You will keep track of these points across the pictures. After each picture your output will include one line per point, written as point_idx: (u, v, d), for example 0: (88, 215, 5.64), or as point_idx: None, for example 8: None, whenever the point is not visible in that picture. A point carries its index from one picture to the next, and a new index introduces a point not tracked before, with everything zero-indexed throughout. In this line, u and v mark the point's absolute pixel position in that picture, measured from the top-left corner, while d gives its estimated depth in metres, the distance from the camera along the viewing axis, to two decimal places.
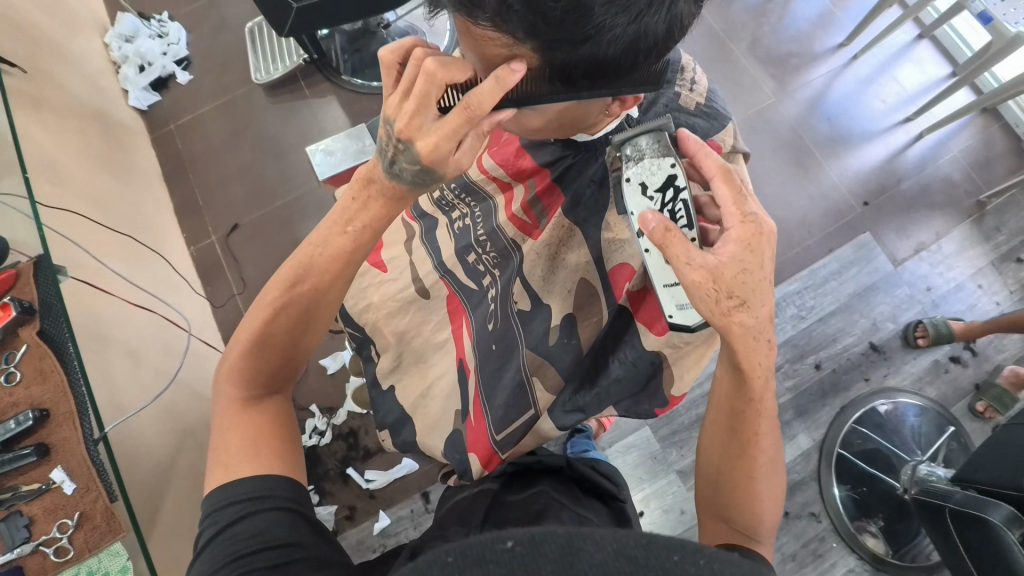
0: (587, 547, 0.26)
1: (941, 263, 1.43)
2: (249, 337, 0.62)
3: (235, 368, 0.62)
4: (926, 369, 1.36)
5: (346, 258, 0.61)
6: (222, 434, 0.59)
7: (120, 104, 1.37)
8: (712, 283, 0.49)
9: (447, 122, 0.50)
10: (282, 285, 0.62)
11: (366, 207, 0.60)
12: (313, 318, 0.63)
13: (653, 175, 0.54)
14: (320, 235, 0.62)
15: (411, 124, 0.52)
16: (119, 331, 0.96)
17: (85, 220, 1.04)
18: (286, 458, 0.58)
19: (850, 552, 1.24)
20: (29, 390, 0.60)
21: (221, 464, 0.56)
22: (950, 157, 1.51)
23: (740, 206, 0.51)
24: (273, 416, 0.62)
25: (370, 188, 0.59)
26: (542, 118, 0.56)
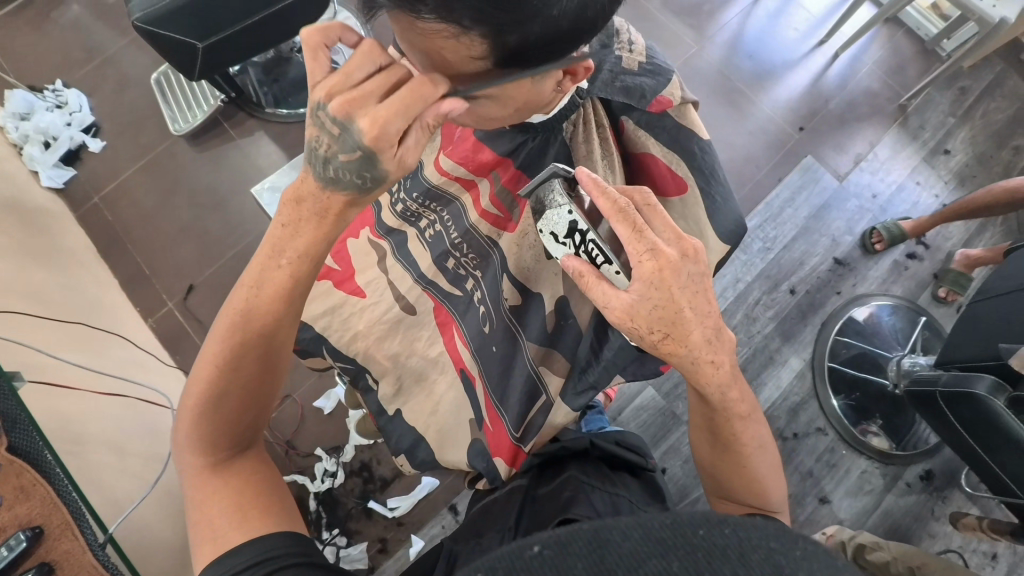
0: (614, 537, 0.26)
1: (880, 170, 1.51)
2: (202, 398, 0.56)
3: (195, 435, 0.56)
4: (889, 270, 1.44)
5: (289, 293, 0.56)
6: (200, 505, 0.54)
7: (32, 186, 1.26)
8: (631, 321, 0.48)
9: (401, 96, 0.47)
10: (223, 335, 0.56)
11: (300, 235, 0.54)
12: (269, 362, 0.58)
13: (556, 224, 0.56)
14: (252, 274, 0.56)
15: (351, 100, 0.47)
16: (94, 426, 0.90)
17: (32, 316, 0.96)
18: (278, 515, 0.55)
19: (860, 454, 1.31)
20: (13, 512, 0.55)
21: (208, 537, 0.52)
22: (866, 70, 1.59)
23: (638, 243, 0.47)
24: (251, 474, 0.57)
25: (300, 208, 0.54)
26: (497, 106, 0.56)
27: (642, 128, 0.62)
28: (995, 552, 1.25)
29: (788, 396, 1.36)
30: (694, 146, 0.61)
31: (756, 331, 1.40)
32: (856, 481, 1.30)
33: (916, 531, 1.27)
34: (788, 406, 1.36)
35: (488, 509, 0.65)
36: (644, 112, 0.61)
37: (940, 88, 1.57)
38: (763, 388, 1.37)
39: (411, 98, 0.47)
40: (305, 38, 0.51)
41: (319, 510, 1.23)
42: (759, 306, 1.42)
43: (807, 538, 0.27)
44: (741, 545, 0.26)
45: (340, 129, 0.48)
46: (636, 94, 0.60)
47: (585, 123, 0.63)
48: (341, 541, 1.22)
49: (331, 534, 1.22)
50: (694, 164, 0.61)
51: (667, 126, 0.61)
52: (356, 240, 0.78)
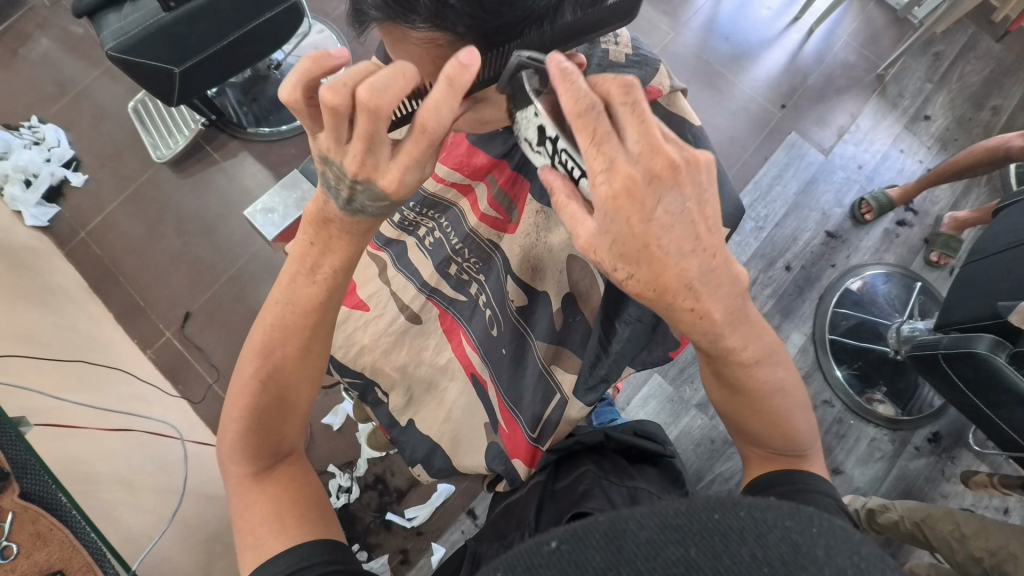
0: (631, 527, 0.26)
1: (864, 140, 1.53)
2: (242, 405, 0.56)
3: (236, 444, 0.56)
4: (880, 239, 1.46)
5: (323, 303, 0.55)
6: (242, 514, 0.54)
7: (16, 226, 1.24)
8: (595, 253, 0.42)
9: (407, 153, 0.44)
10: (262, 342, 0.56)
11: (326, 245, 0.53)
12: (307, 367, 0.58)
13: (528, 130, 0.47)
14: (284, 284, 0.56)
15: (364, 163, 0.45)
16: (102, 463, 0.89)
17: (31, 357, 0.94)
18: (316, 524, 0.54)
19: (867, 423, 1.33)
20: (32, 559, 0.54)
21: (249, 547, 0.51)
22: (842, 43, 1.60)
23: (598, 153, 0.39)
24: (292, 481, 0.57)
25: (329, 228, 0.52)
26: (496, 110, 0.57)
27: None
28: (1007, 506, 1.27)
29: None
30: (687, 132, 0.61)
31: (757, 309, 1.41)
32: (866, 449, 1.32)
33: (928, 492, 1.29)
34: None
35: (509, 510, 0.65)
36: None
37: (915, 55, 1.59)
38: None
39: (418, 146, 0.44)
40: (284, 99, 0.44)
41: None
42: (757, 285, 1.43)
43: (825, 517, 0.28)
44: (756, 525, 0.26)
45: (361, 187, 0.47)
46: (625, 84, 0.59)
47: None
48: (362, 556, 1.21)
49: (351, 549, 1.22)
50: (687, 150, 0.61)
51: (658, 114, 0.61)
52: None
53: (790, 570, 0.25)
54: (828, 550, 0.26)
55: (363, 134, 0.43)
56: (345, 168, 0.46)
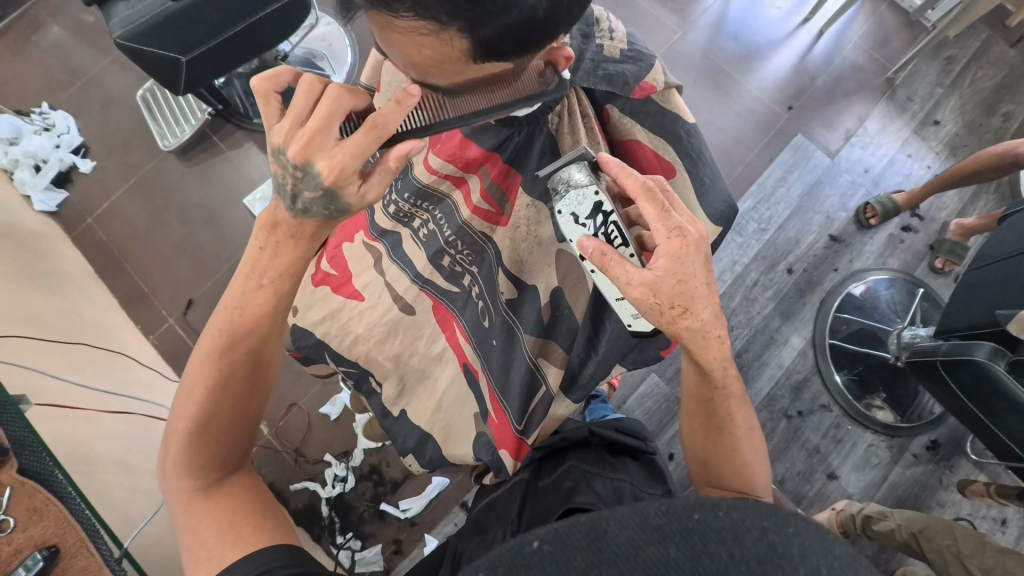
0: (611, 527, 0.28)
1: (871, 144, 1.51)
2: (189, 417, 0.57)
3: (180, 460, 0.56)
4: (884, 244, 1.44)
5: (272, 309, 0.58)
6: (190, 529, 0.55)
7: (25, 211, 1.26)
8: (654, 297, 0.51)
9: (352, 142, 0.50)
10: (206, 355, 0.57)
11: (277, 251, 0.57)
12: (255, 378, 0.60)
13: (579, 205, 0.55)
14: (233, 294, 0.58)
15: (309, 145, 0.51)
16: (102, 445, 0.90)
17: (35, 340, 0.96)
18: (273, 530, 0.56)
19: (865, 429, 1.32)
20: (28, 533, 0.55)
21: (202, 560, 0.52)
22: (851, 45, 1.59)
23: (666, 223, 0.51)
24: (242, 493, 0.59)
25: (277, 231, 0.56)
26: (483, 100, 0.56)
27: (627, 116, 0.62)
28: (1005, 516, 1.26)
29: (791, 374, 1.37)
30: (681, 131, 0.61)
31: (756, 311, 1.41)
32: (863, 455, 1.31)
33: (925, 500, 1.28)
34: (791, 383, 1.37)
35: (490, 505, 0.66)
36: (630, 100, 0.61)
37: (926, 59, 1.57)
38: (766, 368, 1.38)
39: (362, 140, 0.50)
40: (256, 88, 0.54)
41: (332, 515, 1.24)
42: (757, 287, 1.42)
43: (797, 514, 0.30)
44: (734, 525, 0.28)
45: (303, 171, 0.52)
46: (620, 81, 0.60)
47: (570, 113, 0.62)
48: (356, 544, 1.23)
49: (345, 538, 1.23)
50: (682, 148, 0.61)
51: (652, 111, 0.62)
52: (351, 244, 0.77)
53: (763, 566, 0.27)
54: (803, 548, 0.28)
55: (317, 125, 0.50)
56: (288, 153, 0.51)
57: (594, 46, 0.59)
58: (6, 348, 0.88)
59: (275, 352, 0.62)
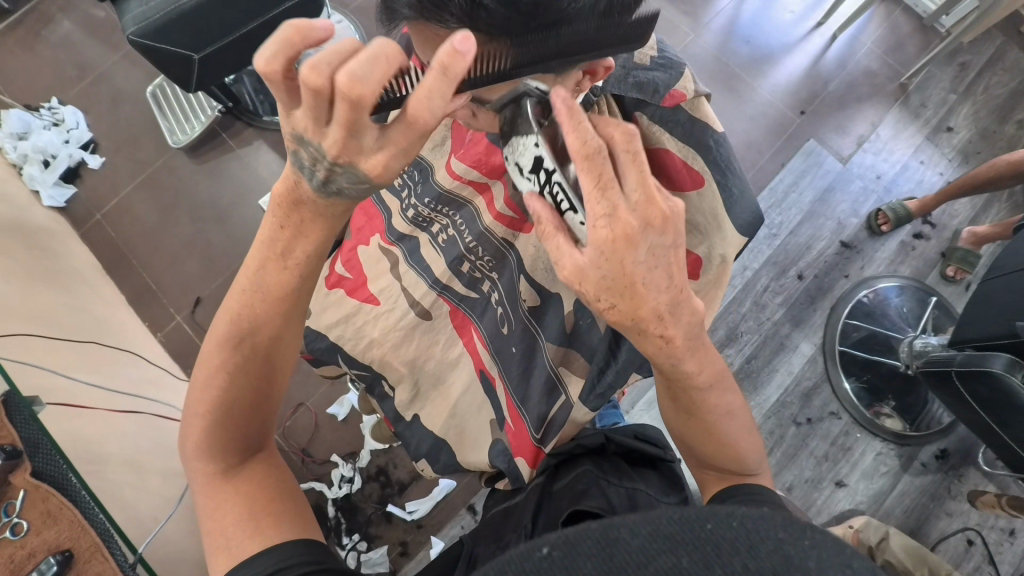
0: (623, 534, 0.26)
1: (883, 150, 1.50)
2: (208, 399, 0.56)
3: (202, 441, 0.56)
4: (895, 251, 1.44)
5: (290, 292, 0.56)
6: (211, 514, 0.54)
7: (33, 206, 1.25)
8: (580, 284, 0.42)
9: (397, 141, 0.44)
10: (225, 335, 0.56)
11: (299, 230, 0.53)
12: (275, 360, 0.59)
13: (523, 156, 0.49)
14: (252, 273, 0.55)
15: (346, 145, 0.44)
16: (110, 444, 0.90)
17: (42, 338, 0.95)
18: (291, 521, 0.55)
19: (874, 436, 1.32)
20: (43, 537, 0.55)
21: (220, 548, 0.52)
22: (865, 49, 1.58)
23: (598, 201, 0.39)
24: (262, 476, 0.58)
25: (300, 210, 0.51)
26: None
27: (656, 123, 0.61)
28: (1013, 527, 1.25)
29: (800, 381, 1.36)
30: (708, 139, 0.60)
31: (766, 317, 1.40)
32: (871, 463, 1.31)
33: (933, 509, 1.28)
34: (800, 390, 1.36)
35: (507, 511, 0.66)
36: (658, 107, 0.61)
37: (940, 64, 1.56)
38: (776, 374, 1.37)
39: (409, 138, 0.44)
40: (261, 70, 0.40)
41: (339, 516, 1.24)
42: (768, 293, 1.41)
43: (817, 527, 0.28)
44: (749, 535, 0.26)
45: (342, 167, 0.45)
46: (649, 88, 0.59)
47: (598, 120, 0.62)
48: (362, 546, 1.22)
49: (351, 539, 1.23)
50: (709, 157, 0.60)
51: (681, 119, 0.61)
52: (366, 248, 0.76)
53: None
54: (821, 562, 0.26)
55: (344, 120, 0.41)
56: (322, 149, 0.44)
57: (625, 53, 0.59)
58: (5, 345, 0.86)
59: (294, 334, 0.60)
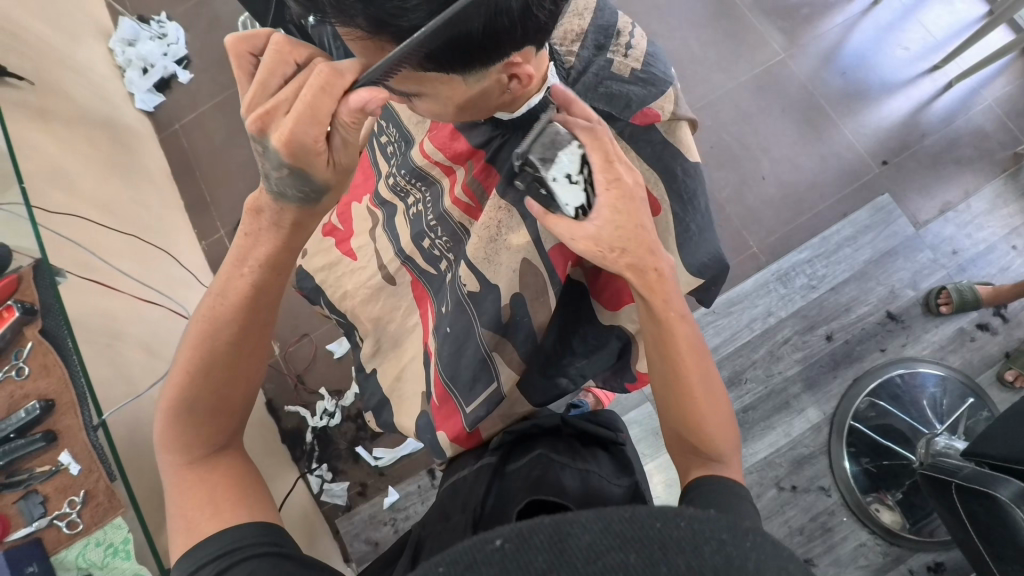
0: (574, 530, 0.27)
1: (970, 224, 1.33)
2: (171, 403, 0.61)
3: (168, 437, 0.61)
4: (950, 337, 1.28)
5: (254, 297, 0.62)
6: (177, 501, 0.59)
7: (126, 106, 1.41)
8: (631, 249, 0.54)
9: (303, 100, 0.50)
10: (191, 345, 0.62)
11: (259, 240, 0.61)
12: (232, 368, 0.62)
13: (568, 165, 0.57)
14: (218, 283, 0.62)
15: (263, 111, 0.51)
16: (132, 325, 1.03)
17: (96, 225, 1.09)
18: (249, 506, 0.60)
19: (862, 526, 1.22)
20: (36, 383, 0.66)
21: (183, 530, 0.58)
22: (983, 107, 1.38)
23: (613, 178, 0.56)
24: (227, 469, 0.63)
25: (259, 219, 0.60)
26: (439, 105, 0.55)
27: (624, 139, 0.58)
28: None
29: (796, 446, 1.28)
30: (681, 169, 0.59)
31: (777, 370, 1.31)
32: (851, 552, 1.21)
33: None
34: (793, 456, 1.27)
35: (456, 487, 0.63)
36: (631, 124, 0.58)
37: None
38: (770, 433, 1.29)
39: (315, 94, 0.50)
40: (232, 48, 0.55)
41: (313, 443, 1.34)
42: (787, 346, 1.32)
43: (762, 533, 0.28)
44: (698, 538, 0.27)
45: (262, 144, 0.52)
46: (622, 102, 0.57)
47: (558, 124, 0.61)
48: (327, 475, 1.32)
49: (319, 466, 1.33)
50: (676, 187, 0.59)
51: (653, 140, 0.58)
52: (357, 206, 0.81)
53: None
54: (760, 561, 0.27)
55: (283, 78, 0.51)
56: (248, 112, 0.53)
57: (602, 60, 0.57)
58: (61, 221, 1.02)
59: (261, 344, 0.65)
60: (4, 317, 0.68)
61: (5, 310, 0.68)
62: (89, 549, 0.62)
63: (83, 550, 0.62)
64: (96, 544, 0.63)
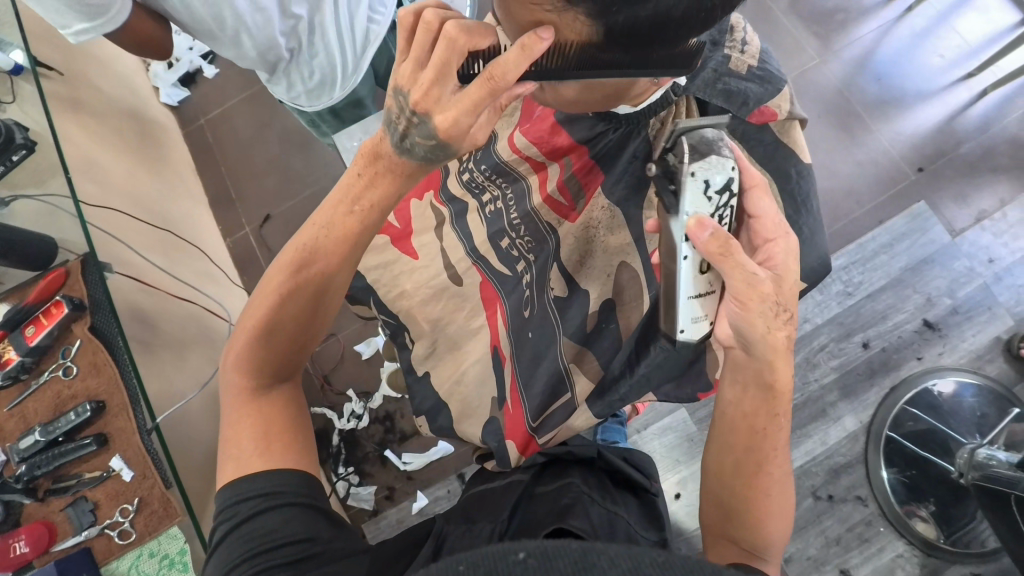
0: (601, 562, 0.26)
1: (1006, 233, 1.32)
2: (255, 322, 0.60)
3: (242, 357, 0.60)
4: (986, 346, 1.28)
5: (357, 236, 0.60)
6: (233, 423, 0.57)
7: (152, 101, 1.38)
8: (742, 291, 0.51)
9: (468, 95, 0.47)
10: (288, 269, 0.60)
11: (373, 184, 0.58)
12: (319, 306, 0.61)
13: (715, 175, 0.51)
14: (324, 217, 0.60)
15: (427, 95, 0.48)
16: (166, 322, 0.99)
17: (126, 217, 1.06)
18: (300, 452, 0.57)
19: (899, 536, 1.20)
20: (85, 384, 0.63)
21: (234, 457, 0.55)
22: (1018, 115, 1.37)
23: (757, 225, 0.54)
24: (285, 403, 0.60)
25: (377, 163, 0.57)
26: (585, 91, 0.53)
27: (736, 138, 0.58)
28: None
29: (832, 454, 1.26)
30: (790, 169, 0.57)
31: (812, 378, 1.30)
32: (887, 563, 1.19)
33: None
34: (829, 464, 1.26)
35: (482, 496, 0.63)
36: (743, 121, 0.57)
37: None
38: (806, 440, 1.27)
39: (479, 91, 0.46)
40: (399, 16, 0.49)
41: (340, 446, 1.31)
42: (822, 353, 1.31)
43: None
44: None
45: (418, 119, 0.50)
46: (738, 99, 0.55)
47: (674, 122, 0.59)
48: (354, 479, 1.29)
49: (346, 470, 1.30)
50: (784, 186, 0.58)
51: (764, 140, 0.57)
52: (419, 201, 0.79)
53: None
54: None
55: (439, 63, 0.47)
56: (409, 96, 0.49)
57: (721, 55, 0.54)
58: (95, 212, 1.00)
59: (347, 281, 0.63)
60: (52, 314, 0.64)
61: (53, 306, 0.65)
62: (142, 560, 0.60)
63: (136, 561, 0.60)
64: (150, 555, 0.60)
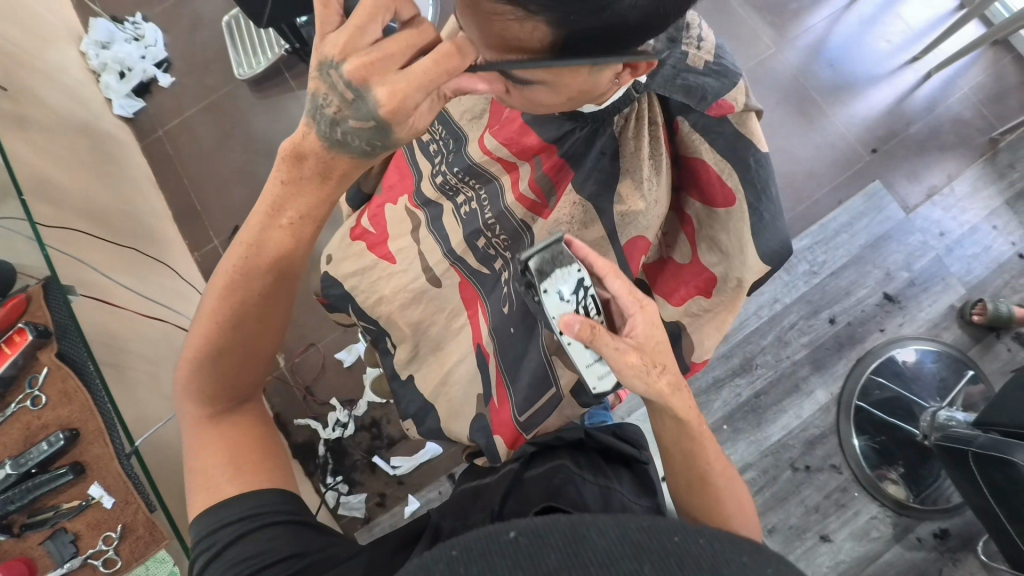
0: (589, 533, 0.29)
1: (954, 207, 1.40)
2: (196, 351, 0.58)
3: (192, 388, 0.59)
4: (941, 314, 1.35)
5: (291, 251, 0.58)
6: (197, 454, 0.57)
7: (105, 113, 1.33)
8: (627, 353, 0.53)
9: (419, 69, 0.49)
10: (221, 293, 0.57)
11: (299, 192, 0.56)
12: (265, 327, 0.59)
13: (564, 284, 0.58)
14: (252, 235, 0.57)
15: (367, 63, 0.49)
16: (136, 343, 0.96)
17: (85, 238, 1.02)
18: (270, 472, 0.58)
19: (872, 500, 1.26)
20: (55, 413, 0.61)
21: (202, 487, 0.55)
22: (960, 95, 1.45)
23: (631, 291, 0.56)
24: (247, 426, 0.60)
25: (302, 165, 0.54)
26: (552, 93, 0.55)
27: (697, 132, 0.59)
28: None
29: (807, 426, 1.32)
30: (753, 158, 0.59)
31: (785, 355, 1.35)
32: (863, 526, 1.25)
33: None
34: (805, 437, 1.31)
35: (477, 491, 0.63)
36: (704, 116, 0.58)
37: None
38: (782, 416, 1.32)
39: (433, 67, 0.49)
40: None
41: (328, 456, 1.30)
42: (793, 331, 1.36)
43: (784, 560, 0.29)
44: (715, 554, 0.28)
45: (355, 93, 0.50)
46: (697, 95, 0.56)
47: (638, 118, 0.62)
48: (343, 488, 1.28)
49: (335, 480, 1.28)
50: (749, 178, 0.59)
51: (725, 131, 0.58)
52: (394, 207, 0.80)
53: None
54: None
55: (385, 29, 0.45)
56: (346, 67, 0.49)
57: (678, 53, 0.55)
58: (53, 234, 0.95)
59: (289, 298, 0.61)
60: (15, 342, 0.62)
61: (16, 333, 0.62)
62: None
63: None
64: None
